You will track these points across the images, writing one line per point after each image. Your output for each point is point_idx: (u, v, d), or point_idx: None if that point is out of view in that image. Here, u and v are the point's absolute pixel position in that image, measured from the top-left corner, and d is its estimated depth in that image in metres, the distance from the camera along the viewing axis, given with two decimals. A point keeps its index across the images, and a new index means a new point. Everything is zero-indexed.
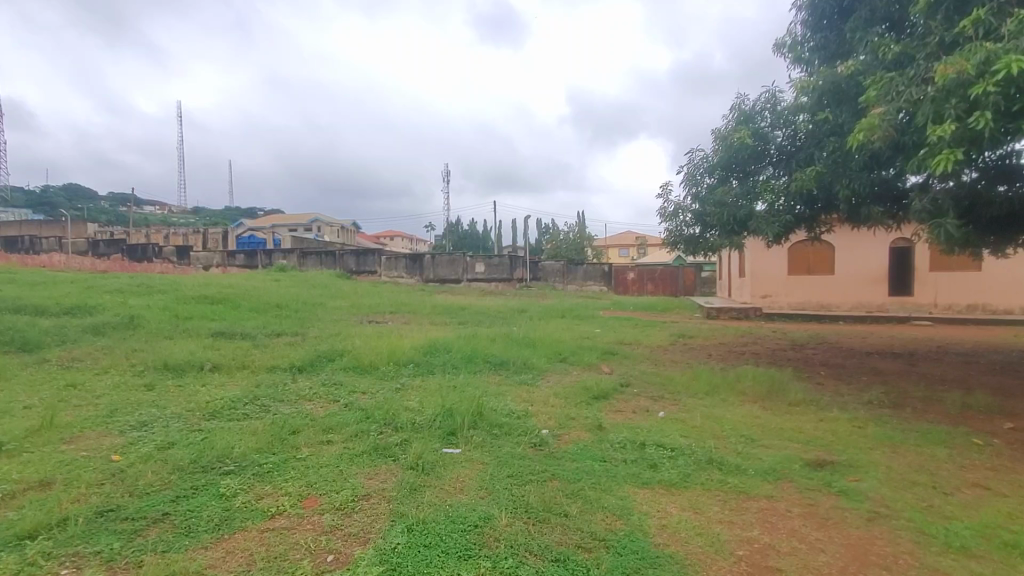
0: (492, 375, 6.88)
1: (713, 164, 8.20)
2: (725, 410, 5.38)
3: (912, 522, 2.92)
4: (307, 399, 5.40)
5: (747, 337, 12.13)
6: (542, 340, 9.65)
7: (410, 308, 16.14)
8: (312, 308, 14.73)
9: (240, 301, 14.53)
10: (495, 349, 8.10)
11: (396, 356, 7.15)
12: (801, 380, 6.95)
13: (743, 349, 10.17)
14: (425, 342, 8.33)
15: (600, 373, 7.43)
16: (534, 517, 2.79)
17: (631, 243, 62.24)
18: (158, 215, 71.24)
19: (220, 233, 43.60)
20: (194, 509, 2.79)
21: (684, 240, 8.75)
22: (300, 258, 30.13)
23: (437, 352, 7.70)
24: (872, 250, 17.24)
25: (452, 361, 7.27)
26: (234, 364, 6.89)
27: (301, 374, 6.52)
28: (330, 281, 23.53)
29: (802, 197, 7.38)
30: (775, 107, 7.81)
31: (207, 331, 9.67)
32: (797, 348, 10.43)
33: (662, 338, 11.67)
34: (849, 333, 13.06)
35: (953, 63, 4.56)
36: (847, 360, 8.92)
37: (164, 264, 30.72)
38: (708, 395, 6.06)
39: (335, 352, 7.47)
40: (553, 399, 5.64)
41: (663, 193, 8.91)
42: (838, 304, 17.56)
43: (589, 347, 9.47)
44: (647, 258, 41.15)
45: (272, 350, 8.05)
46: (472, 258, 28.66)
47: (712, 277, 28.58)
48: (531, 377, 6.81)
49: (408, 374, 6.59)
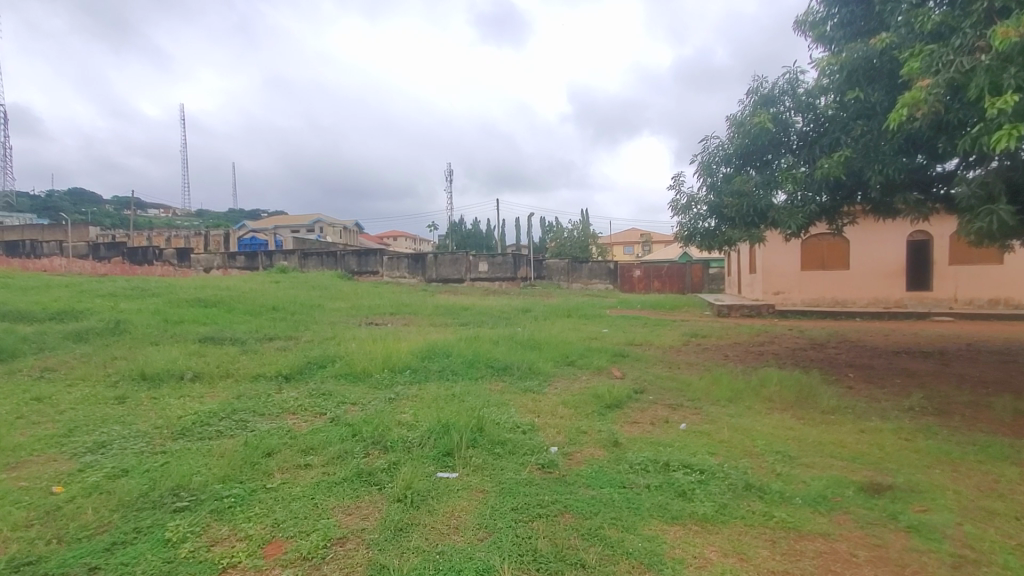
0: (495, 382, 6.35)
1: (730, 152, 7.64)
2: (752, 421, 4.85)
3: (1008, 569, 2.37)
4: (290, 413, 4.89)
5: (763, 336, 11.55)
6: (547, 341, 9.13)
7: (412, 309, 15.63)
8: (310, 310, 14.24)
9: (235, 304, 14.02)
10: (498, 353, 7.57)
11: (391, 362, 6.64)
12: (831, 384, 6.40)
13: (761, 350, 9.60)
14: (423, 345, 7.81)
15: (612, 378, 6.89)
16: (543, 570, 2.28)
17: (636, 241, 61.59)
18: (161, 218, 71.19)
19: (221, 235, 43.30)
20: (127, 564, 2.32)
21: (697, 235, 8.14)
22: (301, 259, 29.75)
23: (436, 357, 7.18)
24: (888, 244, 16.62)
25: (451, 366, 6.75)
26: (217, 373, 6.40)
27: (287, 383, 6.03)
28: (331, 282, 23.08)
29: (828, 186, 6.79)
30: (798, 90, 7.26)
31: (196, 336, 9.21)
32: (818, 347, 9.86)
33: (674, 338, 11.14)
34: (870, 330, 12.46)
35: (1013, 26, 4.00)
36: (874, 361, 8.35)
37: (164, 267, 30.38)
38: (731, 403, 5.51)
39: (327, 358, 6.96)
40: (561, 410, 5.12)
41: (675, 185, 8.37)
42: (853, 300, 16.96)
43: (598, 349, 8.94)
44: (654, 256, 40.51)
45: (260, 356, 7.55)
46: (475, 257, 28.13)
47: (721, 274, 27.92)
48: (537, 384, 6.29)
49: (403, 382, 6.07)
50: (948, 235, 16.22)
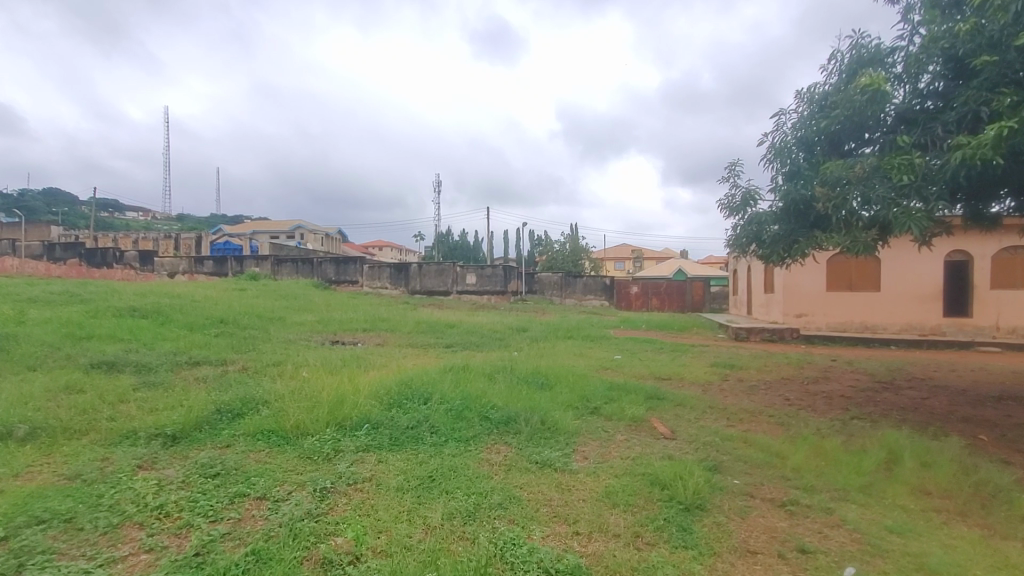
0: (494, 449, 4.26)
1: (809, 131, 5.75)
2: (945, 549, 2.87)
3: None
4: (133, 531, 2.80)
5: (809, 369, 9.60)
6: (557, 375, 7.05)
7: (389, 325, 13.42)
8: (264, 325, 11.98)
9: (175, 315, 11.69)
10: (495, 396, 5.45)
11: (339, 412, 4.47)
12: (981, 458, 4.44)
13: (824, 390, 7.63)
14: (392, 380, 5.68)
15: (660, 439, 4.82)
16: None
17: (628, 258, 60.28)
18: (138, 220, 68.28)
19: (192, 238, 40.53)
20: None
21: (761, 241, 6.16)
22: (274, 266, 27.34)
23: (408, 399, 5.07)
24: (925, 264, 14.88)
25: (430, 420, 4.62)
26: (69, 431, 4.22)
27: (168, 453, 3.88)
28: (302, 291, 20.77)
29: (962, 175, 4.89)
30: (909, 50, 5.45)
31: (91, 359, 6.95)
32: (891, 387, 7.91)
33: (705, 369, 9.14)
34: (925, 362, 10.64)
35: None
36: (985, 410, 6.44)
37: (124, 271, 27.85)
38: (872, 501, 3.51)
39: (247, 403, 4.79)
40: (614, 517, 3.08)
41: (731, 175, 6.48)
42: (885, 325, 15.20)
43: (623, 387, 6.87)
44: (648, 273, 38.70)
45: (158, 397, 5.35)
46: (463, 268, 26.01)
47: (724, 292, 26.11)
48: (558, 453, 4.21)
49: (353, 449, 3.94)
50: (991, 257, 14.48)
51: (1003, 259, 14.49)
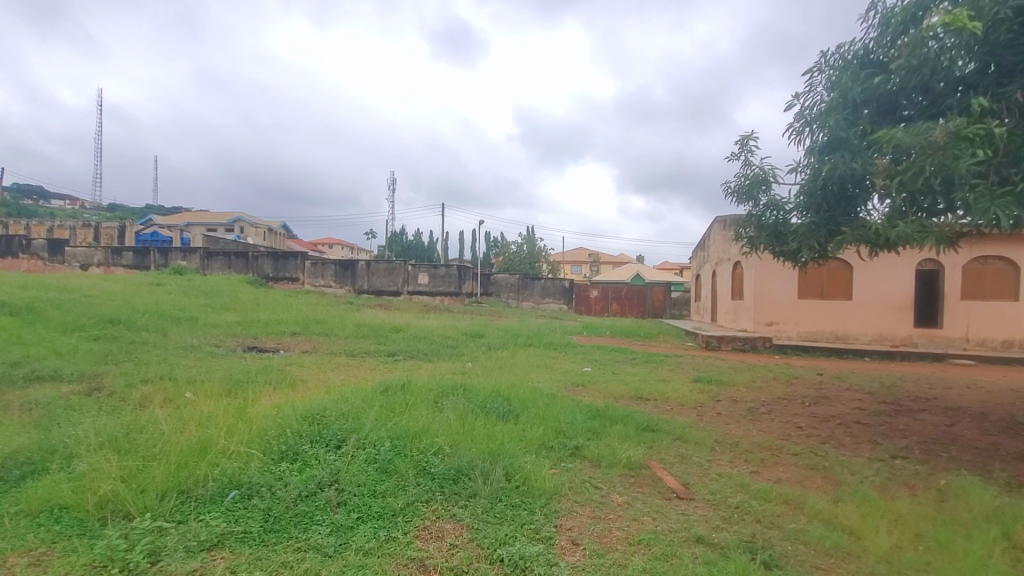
0: (434, 532, 2.72)
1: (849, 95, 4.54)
2: None
3: None
4: None
5: (799, 386, 8.52)
6: (523, 397, 5.52)
7: (324, 328, 11.56)
8: (168, 327, 9.90)
9: (52, 313, 9.41)
10: (442, 432, 3.90)
11: (189, 473, 2.85)
12: None
13: (833, 414, 6.47)
14: (297, 409, 4.02)
15: (676, 502, 3.40)
16: None
17: (585, 262, 59.87)
18: (60, 206, 62.49)
19: (115, 227, 36.51)
20: None
21: (789, 233, 4.94)
22: (205, 259, 24.64)
23: (312, 441, 3.45)
24: (897, 272, 14.35)
25: (342, 478, 3.05)
26: None
27: None
28: (230, 288, 18.40)
29: None
30: None
31: None
32: (904, 410, 6.84)
33: (690, 386, 7.87)
34: (914, 377, 9.86)
35: None
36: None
37: (30, 260, 24.81)
38: None
39: (54, 455, 3.19)
40: None
41: (745, 152, 5.27)
42: (856, 335, 14.62)
43: (605, 412, 5.44)
44: (607, 278, 37.82)
45: None
46: (415, 267, 24.11)
47: (685, 298, 25.43)
48: (528, 538, 2.70)
49: (184, 554, 2.32)
50: (961, 266, 14.13)
51: (972, 269, 14.16)
